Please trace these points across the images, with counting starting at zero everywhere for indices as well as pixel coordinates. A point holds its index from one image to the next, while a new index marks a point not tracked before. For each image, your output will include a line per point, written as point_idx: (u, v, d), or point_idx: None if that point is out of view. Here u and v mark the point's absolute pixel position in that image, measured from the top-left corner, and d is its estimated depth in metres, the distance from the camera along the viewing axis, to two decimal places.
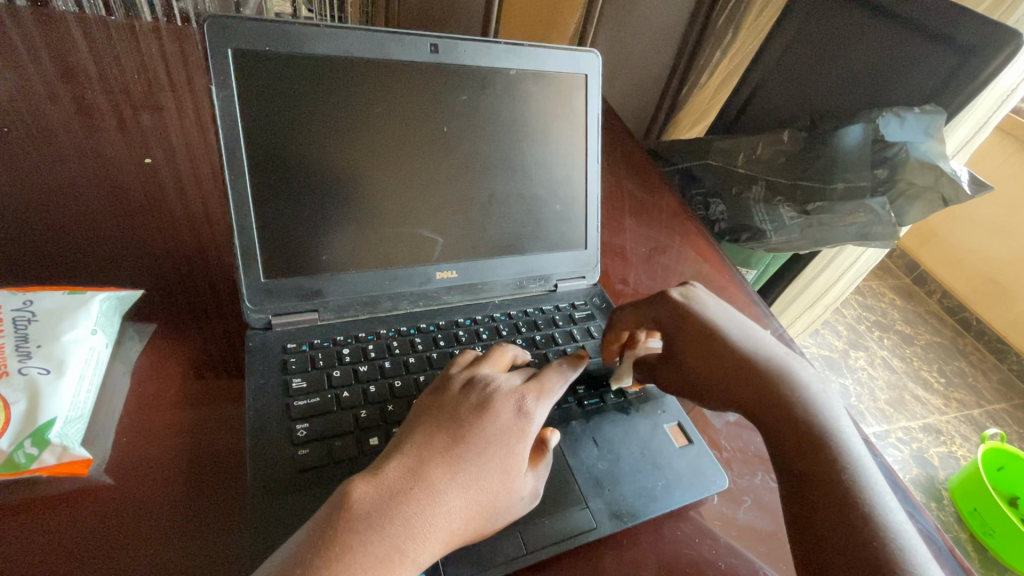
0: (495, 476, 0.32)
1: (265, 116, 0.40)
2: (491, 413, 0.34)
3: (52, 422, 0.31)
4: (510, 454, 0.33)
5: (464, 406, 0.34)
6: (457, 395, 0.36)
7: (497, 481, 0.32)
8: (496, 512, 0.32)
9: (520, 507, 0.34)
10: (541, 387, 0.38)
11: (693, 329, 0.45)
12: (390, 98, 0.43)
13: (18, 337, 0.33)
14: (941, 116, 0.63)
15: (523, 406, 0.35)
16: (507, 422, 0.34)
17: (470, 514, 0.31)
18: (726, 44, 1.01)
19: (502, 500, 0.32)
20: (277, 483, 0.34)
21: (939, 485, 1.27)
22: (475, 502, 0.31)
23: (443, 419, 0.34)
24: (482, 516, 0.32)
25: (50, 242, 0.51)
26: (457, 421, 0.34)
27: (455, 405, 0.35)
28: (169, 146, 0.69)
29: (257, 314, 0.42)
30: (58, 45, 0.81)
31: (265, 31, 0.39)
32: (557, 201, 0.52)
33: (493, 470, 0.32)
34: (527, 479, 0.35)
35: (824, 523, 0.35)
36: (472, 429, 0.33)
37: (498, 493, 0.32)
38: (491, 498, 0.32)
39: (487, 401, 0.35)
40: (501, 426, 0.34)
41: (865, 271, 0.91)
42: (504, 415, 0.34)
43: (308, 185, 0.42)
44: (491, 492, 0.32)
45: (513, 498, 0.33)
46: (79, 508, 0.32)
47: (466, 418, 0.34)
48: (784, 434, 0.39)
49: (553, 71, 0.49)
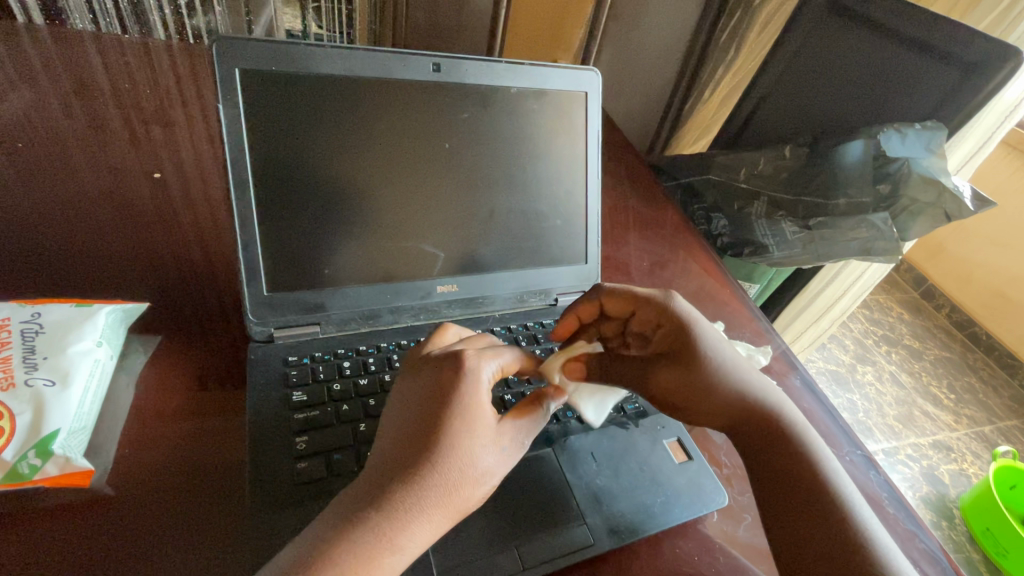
0: (470, 442, 0.33)
1: (271, 134, 0.40)
2: (449, 385, 0.34)
3: (56, 433, 0.32)
4: (478, 416, 0.34)
5: (426, 384, 0.34)
6: (418, 377, 0.35)
7: (471, 445, 0.33)
8: (481, 475, 0.33)
9: (506, 459, 0.35)
10: (483, 348, 0.37)
11: (682, 334, 0.43)
12: (393, 116, 0.44)
13: (25, 349, 0.33)
14: (942, 133, 0.63)
15: (472, 367, 0.35)
16: (465, 387, 0.34)
17: (456, 487, 0.32)
18: (730, 60, 1.01)
19: (481, 462, 0.33)
20: (276, 497, 0.35)
21: (950, 504, 1.25)
22: (458, 475, 0.32)
23: (410, 403, 0.34)
24: (468, 486, 0.32)
25: (59, 255, 0.52)
26: (421, 401, 0.34)
27: (419, 385, 0.34)
28: (178, 160, 0.71)
29: (260, 326, 0.43)
30: (72, 61, 0.83)
31: (273, 52, 0.40)
32: (557, 216, 0.52)
33: (466, 437, 0.33)
34: (501, 431, 0.35)
35: (813, 545, 0.37)
36: (435, 405, 0.33)
37: (477, 459, 0.33)
38: (472, 465, 0.32)
39: (440, 375, 0.34)
40: (462, 392, 0.33)
41: (870, 285, 0.91)
42: (461, 381, 0.34)
43: (312, 201, 0.43)
44: (471, 458, 0.33)
45: (496, 458, 0.34)
46: (79, 519, 0.32)
47: (428, 395, 0.34)
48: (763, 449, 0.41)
49: (554, 89, 0.50)
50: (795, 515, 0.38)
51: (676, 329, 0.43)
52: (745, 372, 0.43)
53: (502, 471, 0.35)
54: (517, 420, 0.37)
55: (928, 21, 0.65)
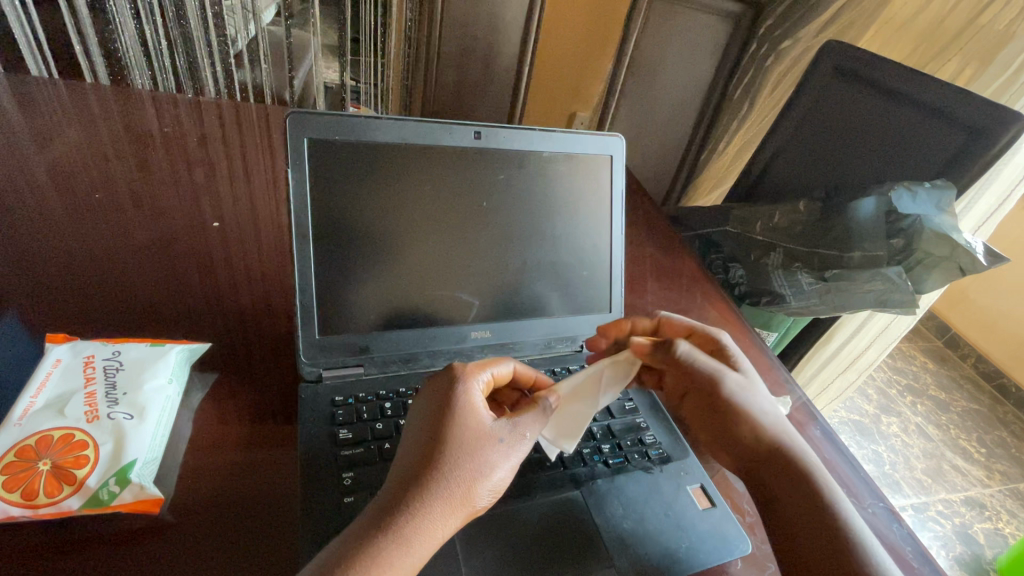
0: (464, 435, 0.36)
1: (329, 194, 0.45)
2: (446, 387, 0.38)
3: (133, 462, 0.35)
4: (471, 412, 0.37)
5: (430, 392, 0.38)
6: (433, 388, 0.39)
7: (477, 442, 0.36)
8: (481, 467, 0.36)
9: (505, 451, 0.37)
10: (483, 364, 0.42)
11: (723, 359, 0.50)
12: (438, 177, 0.49)
13: (108, 384, 0.38)
14: (951, 190, 0.67)
15: (464, 372, 0.39)
16: (458, 389, 0.38)
17: (457, 478, 0.34)
18: (744, 115, 1.10)
19: (487, 456, 0.36)
20: (324, 529, 0.37)
21: (986, 565, 1.20)
22: (458, 467, 0.35)
23: (417, 411, 0.38)
24: (471, 477, 0.35)
25: (120, 297, 0.56)
26: (425, 409, 0.37)
27: (425, 395, 0.39)
28: (229, 208, 0.76)
29: (310, 366, 0.46)
30: (132, 116, 0.91)
31: (336, 124, 0.45)
32: (584, 267, 0.56)
33: (460, 429, 0.36)
34: (505, 427, 0.38)
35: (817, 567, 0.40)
36: (442, 410, 0.37)
37: (484, 453, 0.36)
38: (469, 456, 0.35)
39: (439, 381, 0.39)
40: (456, 394, 0.37)
41: (894, 338, 0.92)
42: (455, 384, 0.38)
43: (362, 252, 0.47)
44: (467, 450, 0.35)
45: (494, 449, 0.37)
46: (145, 545, 0.34)
47: (434, 402, 0.37)
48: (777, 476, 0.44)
49: (582, 152, 0.55)
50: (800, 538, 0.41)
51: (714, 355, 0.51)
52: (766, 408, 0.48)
53: (504, 466, 0.37)
54: (513, 414, 0.40)
55: (934, 88, 0.69)
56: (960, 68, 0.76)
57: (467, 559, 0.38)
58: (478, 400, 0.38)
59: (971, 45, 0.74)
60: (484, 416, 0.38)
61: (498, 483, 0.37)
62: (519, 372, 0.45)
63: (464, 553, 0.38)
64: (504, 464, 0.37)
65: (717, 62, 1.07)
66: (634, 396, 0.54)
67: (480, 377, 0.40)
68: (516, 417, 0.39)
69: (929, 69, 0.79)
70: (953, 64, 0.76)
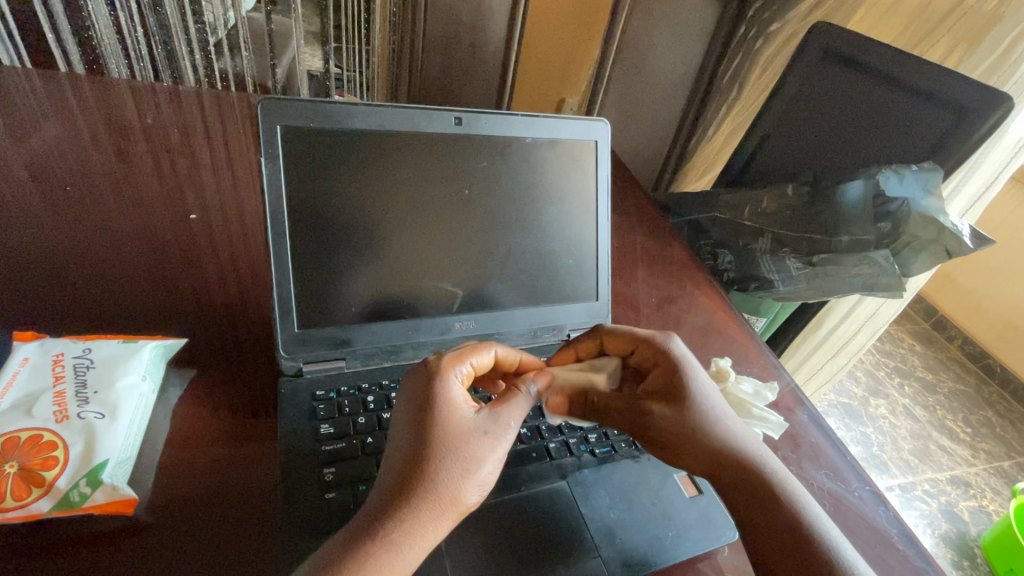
0: (446, 435, 0.35)
1: (306, 183, 0.44)
2: (425, 389, 0.37)
3: (105, 463, 0.34)
4: (451, 408, 0.36)
5: (411, 395, 0.37)
6: (412, 391, 0.38)
7: (462, 441, 0.35)
8: (466, 464, 0.35)
9: (490, 445, 0.36)
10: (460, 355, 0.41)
11: (671, 377, 0.44)
12: (419, 164, 0.48)
13: (78, 383, 0.36)
14: (938, 173, 0.66)
15: (442, 366, 0.39)
16: (435, 386, 0.37)
17: (444, 479, 0.34)
18: (732, 100, 1.07)
19: (474, 452, 0.35)
20: (306, 525, 0.37)
21: (970, 542, 1.22)
22: (443, 468, 0.34)
23: (399, 417, 0.37)
24: (456, 476, 0.34)
25: (96, 291, 0.55)
26: (407, 413, 0.36)
27: (403, 398, 0.38)
28: (210, 200, 0.74)
29: (290, 361, 0.45)
30: (109, 105, 0.89)
31: (311, 110, 0.43)
32: (570, 256, 0.55)
33: (441, 427, 0.35)
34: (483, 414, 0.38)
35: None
36: (421, 413, 0.36)
37: (470, 450, 0.35)
38: (455, 455, 0.35)
39: (417, 383, 0.38)
40: (433, 394, 0.37)
41: (884, 323, 0.92)
42: (433, 383, 0.37)
43: (342, 243, 0.46)
44: (450, 447, 0.35)
45: (480, 444, 0.36)
46: (120, 547, 0.34)
47: (415, 405, 0.37)
48: (744, 500, 0.40)
49: (566, 139, 0.53)
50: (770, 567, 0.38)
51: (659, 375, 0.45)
52: (726, 423, 0.43)
53: (492, 459, 0.36)
54: (494, 406, 0.39)
55: (922, 69, 0.68)
56: (949, 50, 0.75)
57: (452, 553, 0.37)
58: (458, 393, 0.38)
59: (960, 26, 0.73)
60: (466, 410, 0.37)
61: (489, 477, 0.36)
62: (501, 357, 0.44)
63: (449, 547, 0.38)
64: (493, 457, 0.36)
65: (705, 45, 1.06)
66: None
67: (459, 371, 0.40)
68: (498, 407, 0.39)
69: (917, 51, 0.78)
70: (942, 45, 0.76)
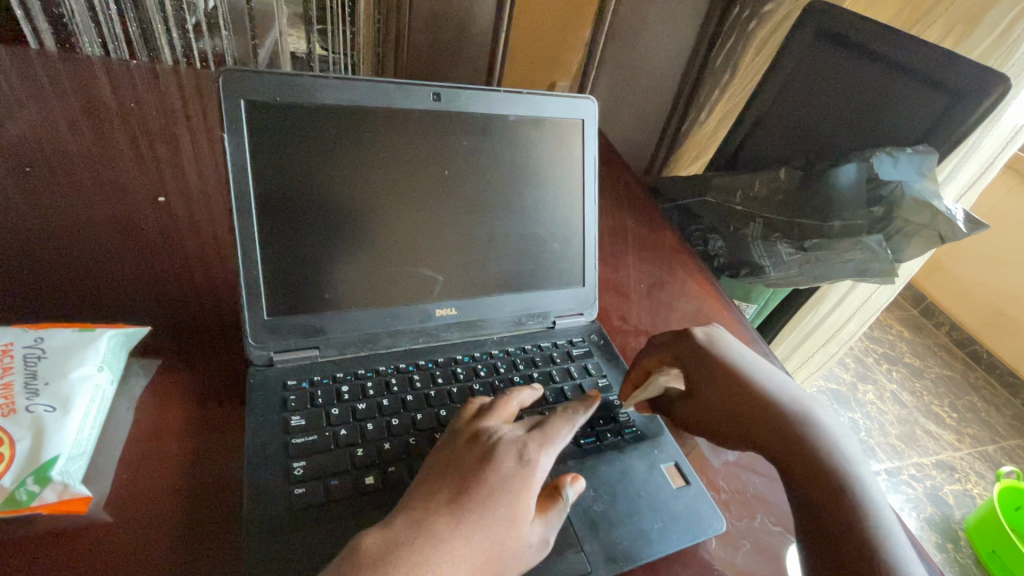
0: (495, 524, 0.32)
1: (274, 162, 0.41)
2: (489, 461, 0.34)
3: (55, 459, 0.32)
4: (513, 498, 0.33)
5: (469, 458, 0.35)
6: (473, 453, 0.35)
7: (504, 530, 0.32)
8: (500, 562, 0.31)
9: (527, 554, 0.33)
10: (544, 436, 0.37)
11: (704, 364, 0.48)
12: (395, 143, 0.45)
13: (27, 374, 0.34)
14: (933, 156, 0.65)
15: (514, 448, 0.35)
16: (504, 468, 0.34)
17: (472, 566, 0.31)
18: (725, 83, 1.01)
19: (510, 551, 0.32)
20: (274, 522, 0.35)
21: (955, 525, 1.24)
22: (475, 554, 0.31)
23: (444, 471, 0.34)
24: (487, 569, 0.31)
25: (58, 275, 0.52)
26: (460, 475, 0.34)
27: (461, 454, 0.35)
28: (183, 182, 0.71)
29: (260, 350, 0.43)
30: (79, 83, 0.85)
31: (277, 83, 0.41)
32: (555, 240, 0.53)
33: (494, 516, 0.32)
34: (535, 525, 0.34)
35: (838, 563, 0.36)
36: (476, 482, 0.33)
37: (510, 546, 0.32)
38: (494, 546, 0.31)
39: (484, 451, 0.35)
40: (498, 473, 0.34)
41: (876, 310, 0.91)
42: (501, 460, 0.34)
43: (313, 225, 0.43)
44: (494, 538, 0.32)
45: (509, 526, 0.32)
46: (72, 547, 0.32)
47: (470, 471, 0.34)
48: (793, 469, 0.41)
49: (551, 117, 0.51)
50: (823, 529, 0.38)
51: (705, 360, 0.48)
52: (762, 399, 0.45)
53: (519, 547, 0.32)
54: (541, 514, 0.35)
55: (918, 48, 0.66)
56: (947, 30, 0.73)
57: None
58: (504, 461, 0.34)
59: (958, 4, 0.71)
60: (510, 484, 0.33)
61: (514, 563, 0.32)
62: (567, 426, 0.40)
63: None
64: (520, 543, 0.33)
65: None
66: (607, 371, 0.52)
67: (510, 433, 0.36)
68: (538, 484, 0.35)
69: (916, 29, 0.76)
70: (940, 24, 0.73)
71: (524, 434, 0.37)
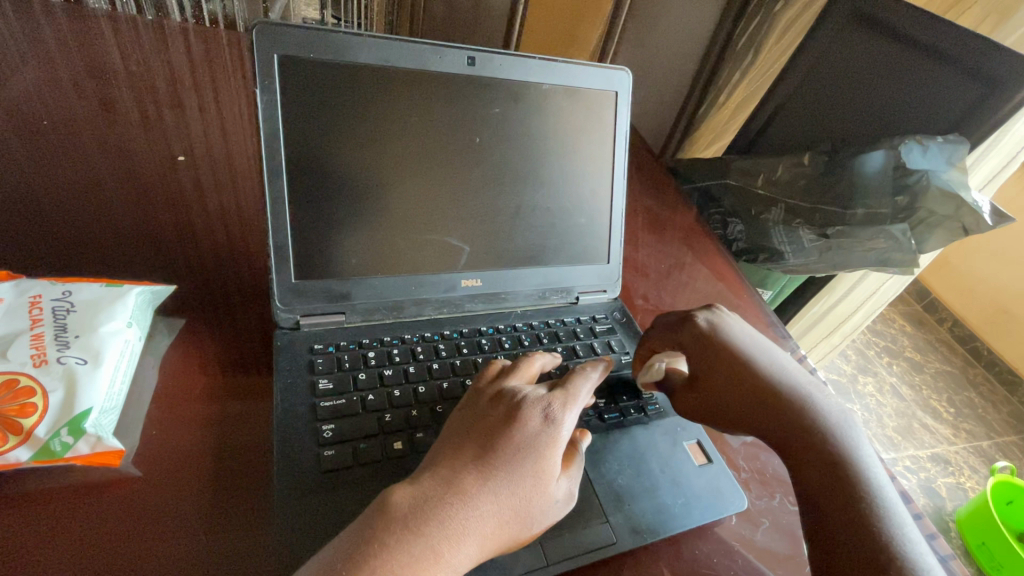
0: (522, 480, 0.32)
1: (303, 121, 0.40)
2: (511, 418, 0.34)
3: (88, 412, 0.32)
4: (538, 455, 0.33)
5: (489, 417, 0.34)
6: (493, 413, 0.35)
7: (531, 486, 0.32)
8: (528, 515, 0.32)
9: (554, 508, 0.33)
10: (567, 394, 0.37)
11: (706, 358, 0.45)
12: (424, 107, 0.44)
13: (58, 326, 0.34)
14: (964, 146, 0.62)
15: (535, 406, 0.35)
16: (527, 425, 0.34)
17: (502, 519, 0.31)
18: (747, 65, 0.94)
19: (537, 505, 0.32)
20: (304, 483, 0.35)
21: (947, 516, 1.25)
22: (504, 509, 0.31)
23: (466, 428, 0.34)
24: (516, 522, 0.31)
25: (77, 232, 0.52)
26: (481, 432, 0.34)
27: (480, 412, 0.35)
28: (199, 144, 0.70)
29: (287, 313, 0.43)
30: (87, 39, 0.83)
31: (309, 39, 0.40)
32: (583, 214, 0.52)
33: (519, 471, 0.32)
34: (561, 481, 0.34)
35: None
36: (500, 440, 0.33)
37: (536, 501, 0.32)
38: (521, 500, 0.32)
39: (505, 408, 0.35)
40: (521, 429, 0.33)
41: (889, 299, 0.91)
42: (525, 417, 0.34)
43: (340, 190, 0.43)
44: (520, 491, 0.32)
45: (536, 482, 0.32)
46: (103, 498, 0.32)
47: (494, 427, 0.34)
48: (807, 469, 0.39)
49: (586, 88, 0.50)
50: (840, 552, 0.35)
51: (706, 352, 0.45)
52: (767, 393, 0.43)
53: (545, 502, 0.33)
54: (566, 468, 0.35)
55: (953, 32, 0.64)
56: (981, 17, 0.70)
57: None
58: (530, 420, 0.34)
59: None
60: (536, 442, 0.33)
61: (540, 517, 0.33)
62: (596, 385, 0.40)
63: None
64: (546, 499, 0.33)
65: None
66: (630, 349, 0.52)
67: (533, 392, 0.36)
68: (563, 442, 0.35)
69: (950, 15, 0.73)
70: (975, 11, 0.70)
71: (547, 393, 0.36)
